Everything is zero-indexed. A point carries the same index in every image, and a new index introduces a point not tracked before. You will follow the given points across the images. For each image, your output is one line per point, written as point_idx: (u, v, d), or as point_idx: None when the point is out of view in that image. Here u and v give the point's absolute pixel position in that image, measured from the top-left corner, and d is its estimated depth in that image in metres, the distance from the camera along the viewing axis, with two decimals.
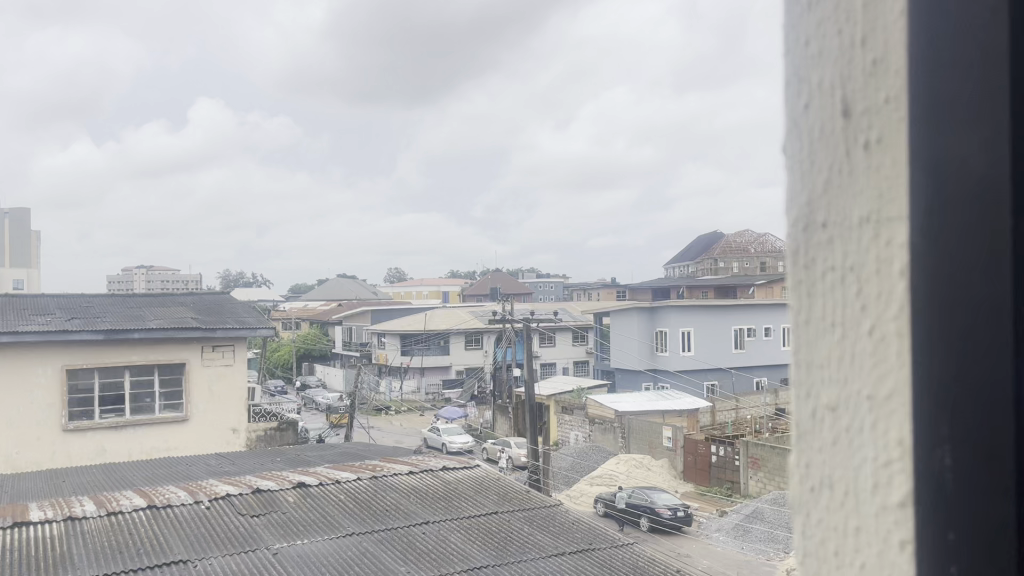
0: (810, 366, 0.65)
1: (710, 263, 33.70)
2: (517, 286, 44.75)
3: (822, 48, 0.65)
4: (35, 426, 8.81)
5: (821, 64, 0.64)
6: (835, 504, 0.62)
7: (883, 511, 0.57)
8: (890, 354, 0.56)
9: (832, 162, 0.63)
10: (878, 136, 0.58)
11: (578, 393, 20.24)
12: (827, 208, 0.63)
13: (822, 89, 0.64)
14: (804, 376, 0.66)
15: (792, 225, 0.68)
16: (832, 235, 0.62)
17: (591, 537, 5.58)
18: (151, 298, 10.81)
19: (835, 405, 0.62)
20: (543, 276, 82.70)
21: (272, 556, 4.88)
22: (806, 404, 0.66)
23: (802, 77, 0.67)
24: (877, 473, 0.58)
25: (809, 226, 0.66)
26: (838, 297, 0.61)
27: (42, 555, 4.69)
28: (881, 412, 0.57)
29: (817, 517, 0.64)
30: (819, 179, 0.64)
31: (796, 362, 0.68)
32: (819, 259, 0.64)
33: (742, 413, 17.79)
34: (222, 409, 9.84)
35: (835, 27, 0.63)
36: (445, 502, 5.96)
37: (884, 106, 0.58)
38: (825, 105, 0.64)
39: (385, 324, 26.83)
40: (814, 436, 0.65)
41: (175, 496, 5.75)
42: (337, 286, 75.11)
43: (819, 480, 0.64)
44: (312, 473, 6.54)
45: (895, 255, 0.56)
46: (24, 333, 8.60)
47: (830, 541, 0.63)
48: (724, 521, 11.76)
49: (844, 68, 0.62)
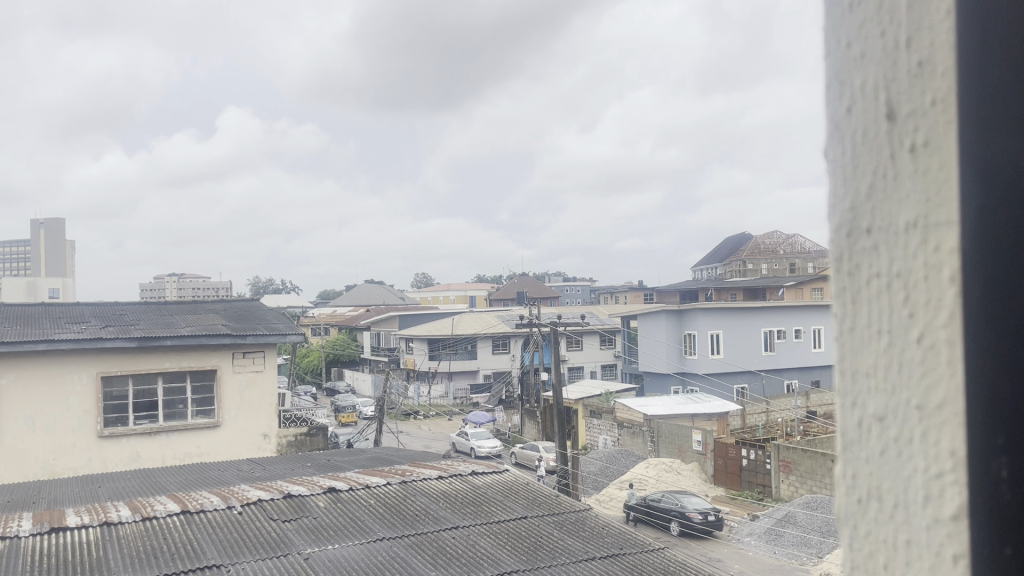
0: (852, 370, 0.63)
1: (738, 264, 33.42)
2: (544, 290, 44.84)
3: (862, 50, 0.63)
4: (71, 433, 8.97)
5: (863, 65, 0.62)
6: (883, 516, 0.60)
7: (936, 524, 0.56)
8: (938, 362, 0.55)
9: (874, 167, 0.62)
10: (924, 138, 0.58)
11: (606, 397, 20.16)
12: (871, 213, 0.61)
13: (865, 91, 0.63)
14: (849, 384, 0.64)
15: (833, 229, 0.66)
16: (877, 241, 0.60)
17: (621, 542, 5.54)
18: (183, 305, 10.96)
19: (881, 415, 0.60)
20: (571, 277, 82.52)
21: (304, 560, 4.92)
22: (852, 413, 0.64)
23: (841, 80, 0.65)
24: (928, 485, 0.57)
25: (851, 230, 0.64)
26: (886, 310, 0.59)
27: (78, 560, 4.76)
28: (930, 424, 0.56)
29: (863, 530, 0.62)
30: (861, 184, 0.63)
31: (839, 370, 0.66)
32: (864, 265, 0.62)
33: (773, 416, 17.53)
34: (253, 415, 9.92)
35: (877, 28, 0.61)
36: (474, 507, 5.95)
37: (930, 108, 0.57)
38: (869, 108, 0.62)
39: (412, 328, 26.96)
40: (860, 446, 0.62)
41: (207, 501, 5.81)
42: (365, 291, 75.60)
43: (866, 490, 0.62)
44: (342, 477, 6.58)
45: (944, 260, 0.55)
46: (60, 341, 8.75)
47: (880, 554, 0.61)
48: (756, 526, 11.62)
49: (887, 70, 0.60)
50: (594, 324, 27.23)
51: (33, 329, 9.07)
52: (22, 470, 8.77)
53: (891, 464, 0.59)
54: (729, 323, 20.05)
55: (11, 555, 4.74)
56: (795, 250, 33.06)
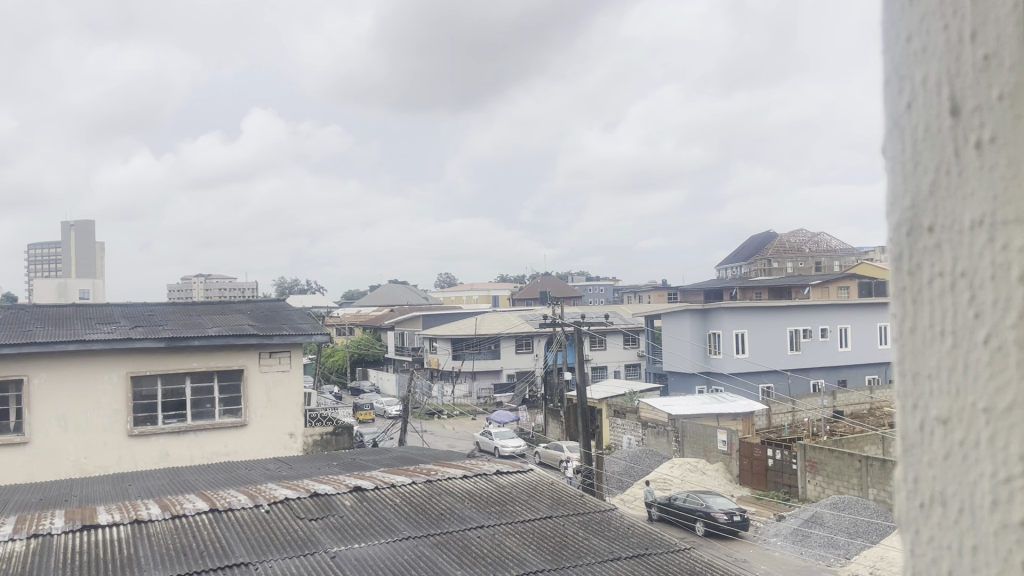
0: (916, 371, 0.65)
1: (762, 263, 33.23)
2: (567, 289, 44.84)
3: (925, 45, 0.65)
4: (102, 432, 9.10)
5: (926, 58, 0.65)
6: (949, 523, 0.62)
7: (1005, 531, 0.58)
8: (1008, 366, 0.57)
9: (936, 163, 0.64)
10: (991, 133, 0.61)
11: (630, 397, 20.10)
12: (935, 210, 0.64)
13: (926, 85, 0.65)
14: (910, 386, 0.66)
15: (893, 225, 0.68)
16: (938, 239, 0.63)
17: (647, 542, 5.53)
18: (210, 306, 11.08)
19: (945, 417, 0.62)
20: (593, 277, 82.41)
21: (330, 559, 4.95)
22: (912, 418, 0.66)
23: (903, 75, 0.68)
24: (997, 490, 0.59)
25: (909, 228, 0.67)
26: (949, 305, 0.62)
27: (110, 557, 4.83)
28: (998, 426, 0.58)
29: (927, 540, 0.64)
30: (920, 181, 0.66)
31: (898, 372, 0.68)
32: (923, 264, 0.64)
33: (799, 416, 17.41)
34: (280, 414, 10.00)
35: (940, 23, 0.64)
36: (499, 507, 5.96)
37: (995, 103, 0.60)
38: (930, 102, 0.65)
39: (436, 328, 27.07)
40: (923, 449, 0.64)
41: (235, 500, 5.87)
42: (389, 292, 75.98)
43: (929, 496, 0.64)
44: (368, 477, 6.61)
45: (1012, 262, 0.57)
46: (91, 342, 8.88)
47: (945, 562, 0.62)
48: (782, 526, 11.54)
49: (951, 64, 0.63)
50: (617, 324, 27.19)
51: (65, 329, 9.22)
52: (55, 469, 8.91)
53: (956, 469, 0.61)
54: (753, 322, 19.87)
55: (45, 553, 4.82)
56: (820, 249, 32.82)
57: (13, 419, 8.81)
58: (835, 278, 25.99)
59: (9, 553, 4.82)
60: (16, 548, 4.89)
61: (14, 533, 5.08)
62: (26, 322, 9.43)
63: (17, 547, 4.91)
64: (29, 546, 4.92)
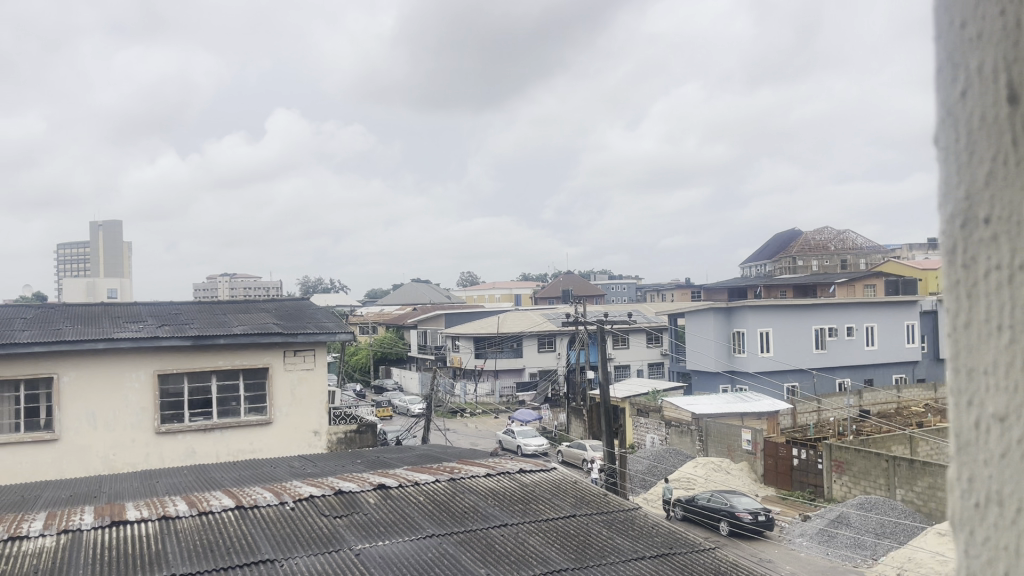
0: (969, 370, 0.73)
1: (787, 260, 32.91)
2: (590, 288, 44.70)
3: (979, 32, 0.73)
4: (130, 429, 9.22)
5: (982, 46, 0.73)
6: (1007, 519, 0.70)
7: None
8: None
9: (991, 155, 0.72)
10: None
11: (653, 395, 20.00)
12: (990, 203, 0.71)
13: (983, 76, 0.73)
14: (966, 382, 0.74)
15: (946, 219, 0.76)
16: (996, 231, 0.70)
17: (671, 541, 5.51)
18: (236, 305, 11.16)
19: (1002, 416, 0.70)
20: (616, 276, 82.18)
21: (355, 556, 4.99)
22: (966, 414, 0.74)
23: (959, 62, 0.75)
24: None
25: (966, 220, 0.74)
26: (1006, 299, 0.70)
27: (138, 553, 4.89)
28: None
29: (982, 538, 0.71)
30: (979, 173, 0.73)
31: (954, 367, 0.75)
32: (979, 259, 0.72)
33: (824, 416, 17.26)
34: (304, 412, 10.06)
35: (995, 8, 0.72)
36: (523, 505, 5.97)
37: None
38: (986, 90, 0.72)
39: (458, 327, 27.09)
40: (979, 446, 0.72)
41: (261, 497, 5.93)
42: (411, 290, 76.18)
43: (987, 494, 0.71)
44: (392, 474, 6.65)
45: None
46: (119, 340, 8.99)
47: (1000, 559, 0.69)
48: (807, 526, 11.44)
49: (1009, 53, 0.70)
50: (640, 322, 27.06)
51: (94, 328, 9.34)
52: (84, 466, 9.03)
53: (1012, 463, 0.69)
54: (778, 320, 19.60)
55: (75, 548, 4.90)
56: (846, 246, 32.43)
57: (43, 416, 8.95)
58: (862, 276, 25.72)
59: (40, 548, 4.90)
60: (48, 543, 4.97)
61: (45, 529, 5.16)
62: (55, 321, 9.57)
63: (49, 542, 4.99)
64: (60, 542, 5.00)
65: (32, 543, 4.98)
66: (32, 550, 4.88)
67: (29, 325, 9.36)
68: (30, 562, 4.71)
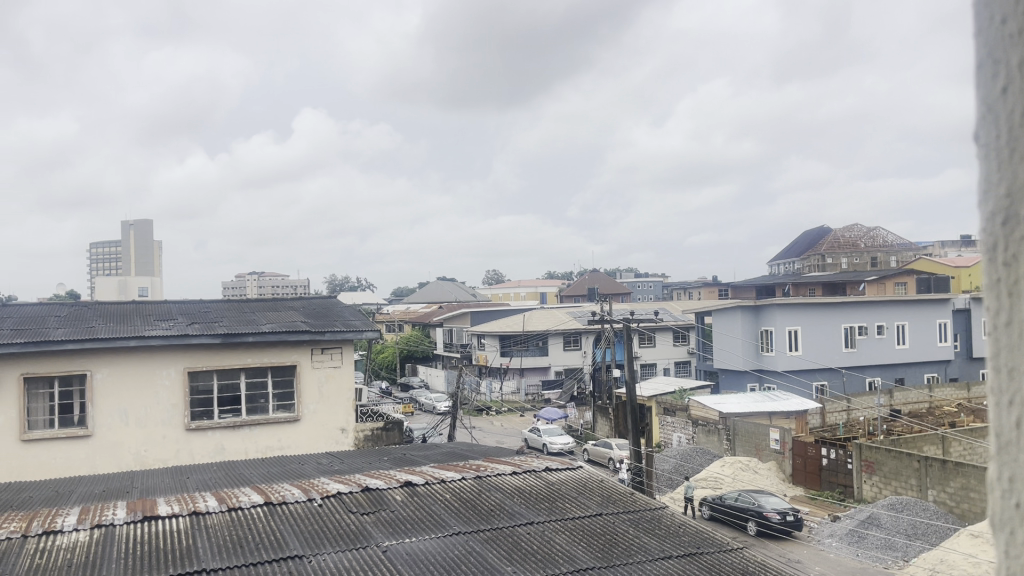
0: (1011, 370, 0.72)
1: (816, 258, 32.58)
2: (616, 286, 44.54)
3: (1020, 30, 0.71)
4: (161, 425, 9.34)
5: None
6: None
7: None
8: None
9: None
10: None
11: (680, 394, 19.89)
12: None
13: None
14: (1006, 383, 0.72)
15: (986, 218, 0.74)
16: None
17: (698, 541, 5.47)
18: (265, 303, 11.27)
19: None
20: (642, 274, 81.83)
21: (382, 553, 5.01)
22: (1007, 412, 0.73)
23: (996, 60, 0.74)
24: None
25: (1009, 220, 0.72)
26: None
27: (169, 548, 4.96)
28: None
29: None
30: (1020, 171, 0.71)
31: (994, 365, 0.74)
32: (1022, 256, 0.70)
33: (854, 415, 17.07)
34: (332, 409, 10.14)
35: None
36: (548, 503, 5.96)
37: None
38: None
39: (485, 325, 27.16)
40: (1019, 448, 0.71)
41: (289, 493, 5.98)
42: (437, 289, 76.35)
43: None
44: (419, 472, 6.67)
45: None
46: (150, 337, 9.11)
47: None
48: (837, 527, 11.32)
49: None
50: (667, 321, 26.93)
51: (126, 325, 9.47)
52: (116, 462, 9.17)
53: None
54: (806, 318, 19.23)
55: (108, 543, 4.98)
56: (877, 243, 32.04)
57: (77, 413, 9.10)
58: (892, 274, 25.42)
59: (74, 543, 4.99)
60: (81, 537, 5.06)
61: (79, 523, 5.25)
62: (89, 319, 9.72)
63: (82, 537, 5.07)
64: (93, 536, 5.08)
65: (67, 537, 5.07)
66: (67, 544, 4.97)
67: (63, 323, 9.52)
68: (64, 556, 4.79)
